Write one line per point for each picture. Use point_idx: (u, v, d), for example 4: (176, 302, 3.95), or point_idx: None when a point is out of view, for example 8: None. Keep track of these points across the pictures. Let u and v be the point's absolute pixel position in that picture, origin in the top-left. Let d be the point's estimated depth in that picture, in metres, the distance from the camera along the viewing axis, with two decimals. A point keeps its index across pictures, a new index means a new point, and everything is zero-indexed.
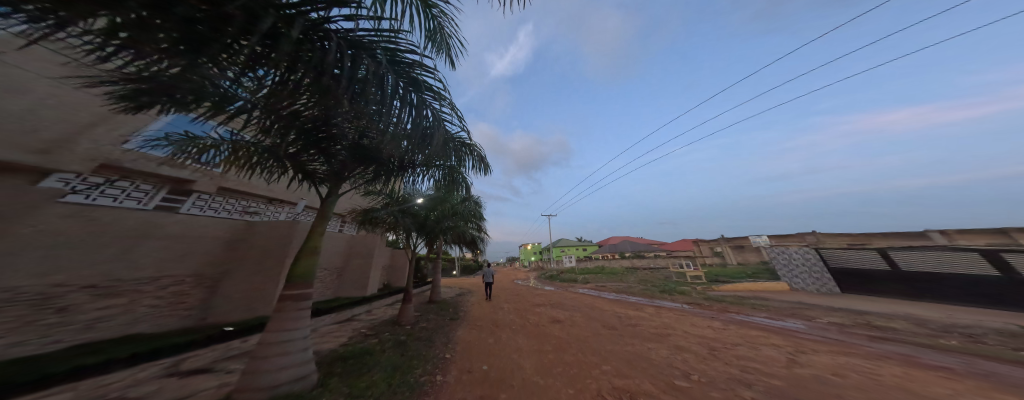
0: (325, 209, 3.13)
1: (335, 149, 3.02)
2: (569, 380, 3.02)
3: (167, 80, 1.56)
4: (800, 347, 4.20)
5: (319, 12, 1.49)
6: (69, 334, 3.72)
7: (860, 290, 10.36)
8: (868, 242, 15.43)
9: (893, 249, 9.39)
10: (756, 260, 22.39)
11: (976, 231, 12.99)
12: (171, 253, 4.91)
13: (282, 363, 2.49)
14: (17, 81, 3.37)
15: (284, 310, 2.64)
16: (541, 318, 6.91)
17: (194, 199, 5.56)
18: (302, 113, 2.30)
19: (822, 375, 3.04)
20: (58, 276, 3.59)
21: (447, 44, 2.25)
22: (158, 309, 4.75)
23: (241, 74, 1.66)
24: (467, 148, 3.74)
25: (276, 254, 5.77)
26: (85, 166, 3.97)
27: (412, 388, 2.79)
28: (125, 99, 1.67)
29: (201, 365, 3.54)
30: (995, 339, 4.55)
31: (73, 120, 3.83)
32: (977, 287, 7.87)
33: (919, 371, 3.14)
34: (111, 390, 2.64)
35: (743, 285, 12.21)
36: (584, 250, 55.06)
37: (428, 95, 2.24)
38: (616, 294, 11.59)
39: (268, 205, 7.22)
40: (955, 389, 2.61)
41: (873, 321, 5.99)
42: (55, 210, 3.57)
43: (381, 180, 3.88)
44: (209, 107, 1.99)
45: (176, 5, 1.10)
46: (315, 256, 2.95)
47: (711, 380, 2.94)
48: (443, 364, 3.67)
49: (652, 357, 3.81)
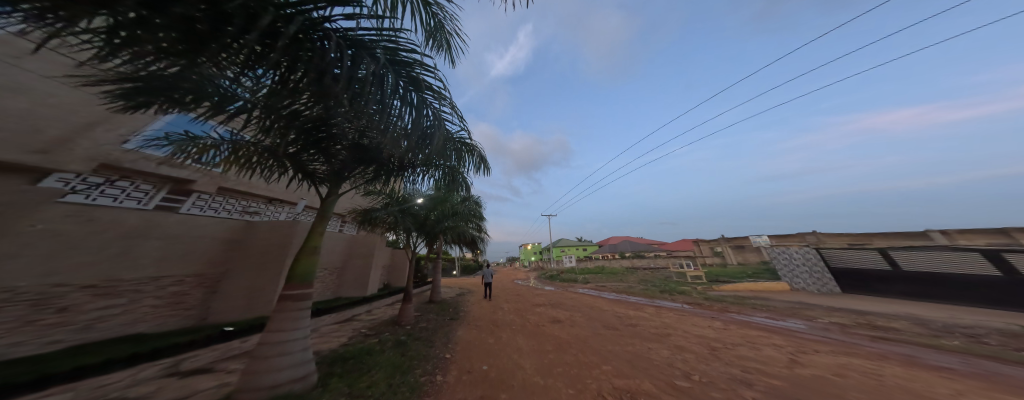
0: (325, 208, 3.13)
1: (335, 149, 3.01)
2: (570, 380, 3.01)
3: (167, 80, 1.56)
4: (801, 347, 4.19)
5: (318, 11, 1.48)
6: (69, 334, 3.71)
7: (860, 290, 10.35)
8: (868, 242, 15.43)
9: (893, 249, 9.38)
10: (757, 260, 22.37)
11: (977, 231, 12.98)
12: (171, 253, 4.90)
13: (281, 364, 2.48)
14: (18, 81, 3.37)
15: (284, 311, 2.63)
16: (541, 318, 6.90)
17: (194, 199, 5.56)
18: (302, 113, 2.30)
19: (823, 375, 3.03)
20: (58, 276, 3.59)
21: (447, 43, 2.24)
22: (158, 309, 4.74)
23: (241, 74, 1.66)
24: (467, 147, 3.73)
25: (275, 254, 5.76)
26: (85, 166, 3.96)
27: (412, 388, 2.78)
28: (125, 98, 1.67)
29: (201, 365, 3.53)
30: (996, 338, 4.54)
31: (73, 120, 3.83)
32: (978, 287, 7.87)
33: (921, 371, 3.13)
34: (110, 390, 2.63)
35: (743, 285, 12.20)
36: (584, 250, 55.04)
37: (428, 94, 2.24)
38: (616, 294, 11.58)
39: (268, 205, 7.22)
40: (958, 390, 2.61)
41: (874, 321, 5.98)
42: (55, 210, 3.56)
43: (382, 180, 3.87)
44: (209, 107, 1.99)
45: (175, 4, 1.10)
46: (315, 256, 2.94)
47: (712, 381, 2.93)
48: (443, 364, 3.67)
49: (652, 357, 3.80)
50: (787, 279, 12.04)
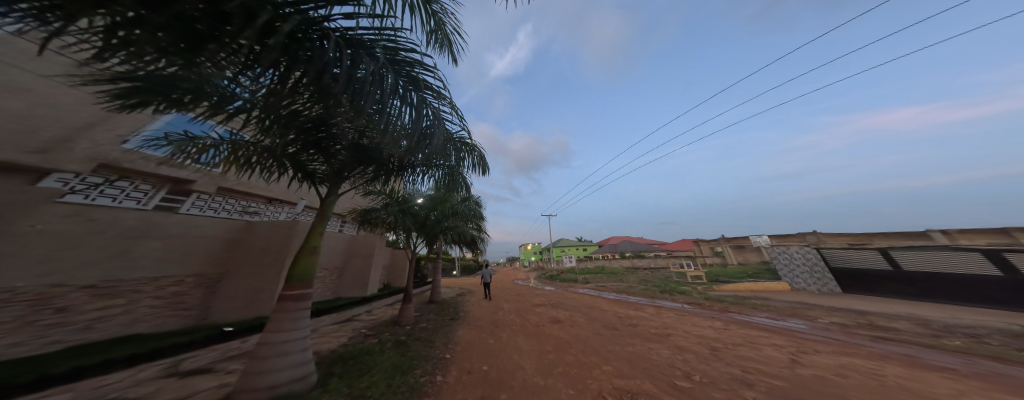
0: (325, 208, 3.12)
1: (334, 149, 3.01)
2: (570, 381, 3.01)
3: (165, 80, 1.55)
4: (801, 347, 4.19)
5: (318, 10, 1.48)
6: (68, 335, 3.71)
7: (861, 290, 10.34)
8: (869, 242, 15.41)
9: (894, 249, 9.37)
10: (757, 260, 22.34)
11: (978, 231, 12.97)
12: (170, 253, 4.90)
13: (281, 364, 2.47)
14: (17, 81, 3.37)
15: (283, 311, 2.62)
16: (541, 318, 6.89)
17: (194, 199, 5.56)
18: (302, 112, 2.29)
19: (824, 375, 3.02)
20: (57, 276, 3.58)
21: (447, 42, 2.23)
22: (158, 309, 4.74)
23: (240, 73, 1.65)
24: (467, 147, 3.73)
25: (275, 254, 5.75)
26: (84, 166, 3.96)
27: (412, 388, 2.78)
28: (124, 98, 1.66)
29: (200, 365, 3.52)
30: (997, 339, 4.54)
31: (72, 120, 3.83)
32: (979, 287, 7.86)
33: (922, 371, 3.12)
34: (110, 390, 2.62)
35: (743, 285, 12.19)
36: (584, 250, 55.03)
37: (428, 94, 2.23)
38: (616, 294, 11.57)
39: (268, 205, 7.22)
40: (959, 390, 2.60)
41: (875, 322, 5.97)
42: (54, 210, 3.56)
43: (381, 180, 3.87)
44: (208, 107, 1.98)
45: (173, 4, 1.09)
46: (315, 256, 2.94)
47: (713, 381, 2.92)
48: (443, 364, 3.66)
49: (653, 357, 3.80)
50: (787, 278, 12.03)
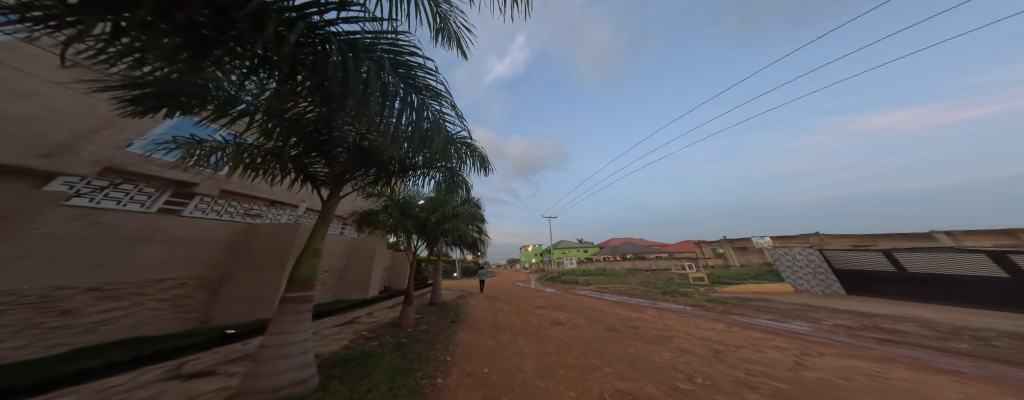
0: (327, 211, 3.15)
1: (336, 152, 3.02)
2: (571, 384, 2.97)
3: (173, 85, 1.58)
4: (807, 350, 4.13)
5: (320, 15, 1.48)
6: (70, 337, 3.71)
7: (866, 292, 10.21)
8: (873, 244, 15.30)
9: (898, 250, 9.32)
10: (760, 262, 22.17)
11: (983, 233, 12.93)
12: (174, 256, 4.91)
13: (282, 367, 2.47)
14: (24, 86, 3.51)
15: (285, 313, 2.62)
16: (542, 320, 6.87)
17: (196, 202, 5.61)
18: (304, 116, 2.29)
19: (828, 378, 3.00)
20: (61, 279, 3.61)
21: (448, 39, 2.21)
22: (159, 312, 4.72)
23: (245, 78, 1.67)
24: (468, 148, 3.76)
25: (277, 254, 5.79)
26: (90, 170, 4.05)
27: (413, 390, 2.79)
28: (134, 103, 1.69)
29: (201, 368, 3.50)
30: (1007, 341, 4.49)
31: (78, 124, 3.94)
32: (986, 288, 7.73)
33: (930, 374, 3.10)
34: (114, 392, 2.64)
35: (746, 287, 12.16)
36: (585, 252, 55.33)
37: (428, 95, 2.24)
38: (618, 296, 11.49)
39: (270, 208, 7.26)
40: (965, 393, 2.57)
41: (880, 324, 5.91)
42: (57, 213, 3.58)
43: (382, 182, 3.85)
44: (215, 111, 2.03)
45: (178, 11, 1.09)
46: (316, 259, 2.90)
47: (716, 383, 2.89)
48: (444, 367, 3.64)
49: (654, 360, 3.76)
50: (790, 280, 11.96)
